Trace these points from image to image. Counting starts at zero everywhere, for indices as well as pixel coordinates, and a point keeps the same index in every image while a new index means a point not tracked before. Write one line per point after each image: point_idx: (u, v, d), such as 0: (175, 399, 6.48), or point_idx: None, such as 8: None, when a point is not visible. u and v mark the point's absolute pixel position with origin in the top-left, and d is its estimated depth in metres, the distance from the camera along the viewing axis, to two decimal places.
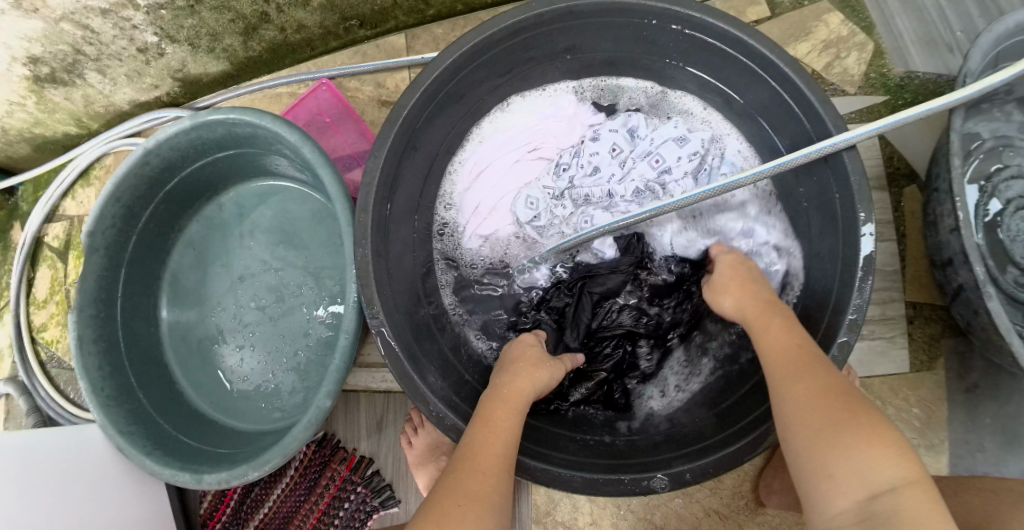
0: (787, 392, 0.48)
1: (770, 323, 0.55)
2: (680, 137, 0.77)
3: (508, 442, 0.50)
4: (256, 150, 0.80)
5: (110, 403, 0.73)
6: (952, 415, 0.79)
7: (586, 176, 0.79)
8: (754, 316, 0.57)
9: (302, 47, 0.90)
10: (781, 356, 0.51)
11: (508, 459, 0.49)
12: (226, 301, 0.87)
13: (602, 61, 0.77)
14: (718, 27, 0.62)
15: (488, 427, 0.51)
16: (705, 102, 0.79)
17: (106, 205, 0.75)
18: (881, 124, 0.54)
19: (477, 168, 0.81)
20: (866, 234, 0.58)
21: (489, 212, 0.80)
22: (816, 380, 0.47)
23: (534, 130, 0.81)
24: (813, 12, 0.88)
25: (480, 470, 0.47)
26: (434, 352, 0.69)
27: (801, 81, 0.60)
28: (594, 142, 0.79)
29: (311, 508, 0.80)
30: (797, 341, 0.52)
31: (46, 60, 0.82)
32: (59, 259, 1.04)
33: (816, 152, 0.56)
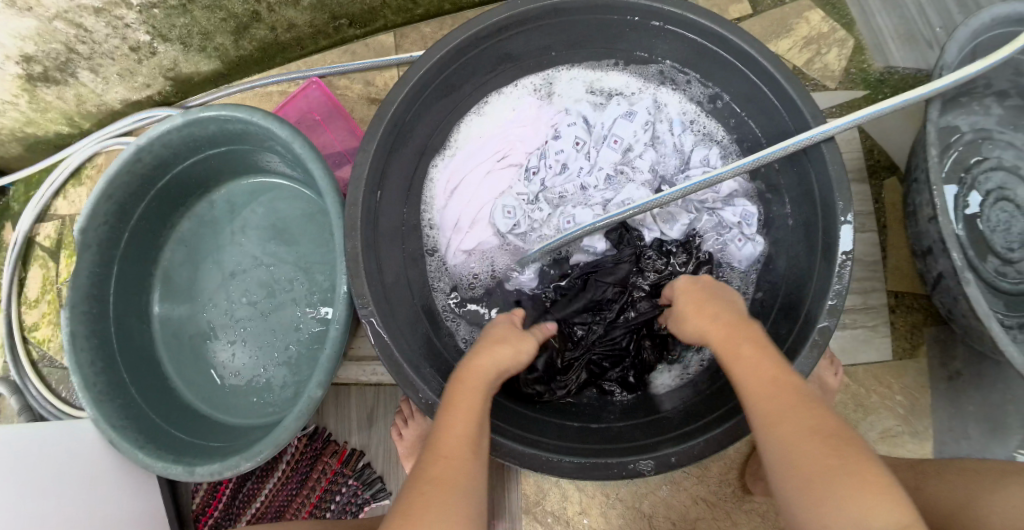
0: (765, 427, 0.44)
1: (742, 350, 0.50)
2: (627, 112, 0.79)
3: (468, 425, 0.49)
4: (248, 146, 0.82)
5: (102, 398, 0.74)
6: (936, 403, 0.80)
7: (557, 176, 0.80)
8: (726, 345, 0.51)
9: (293, 46, 0.91)
10: (767, 387, 0.46)
11: (474, 442, 0.48)
12: (218, 296, 0.87)
13: (553, 54, 0.77)
14: (698, 23, 0.64)
15: (451, 412, 0.50)
16: (641, 77, 0.81)
17: (98, 202, 0.75)
18: (857, 115, 0.54)
19: (451, 184, 0.81)
20: (843, 228, 0.59)
21: (470, 225, 0.80)
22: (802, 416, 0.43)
23: (501, 137, 0.82)
24: (794, 10, 0.90)
25: (444, 455, 0.46)
26: (428, 348, 0.70)
27: (782, 76, 0.61)
28: (557, 140, 0.80)
29: (303, 501, 0.80)
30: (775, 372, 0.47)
31: (39, 58, 0.82)
32: (50, 258, 1.04)
33: (795, 144, 0.56)
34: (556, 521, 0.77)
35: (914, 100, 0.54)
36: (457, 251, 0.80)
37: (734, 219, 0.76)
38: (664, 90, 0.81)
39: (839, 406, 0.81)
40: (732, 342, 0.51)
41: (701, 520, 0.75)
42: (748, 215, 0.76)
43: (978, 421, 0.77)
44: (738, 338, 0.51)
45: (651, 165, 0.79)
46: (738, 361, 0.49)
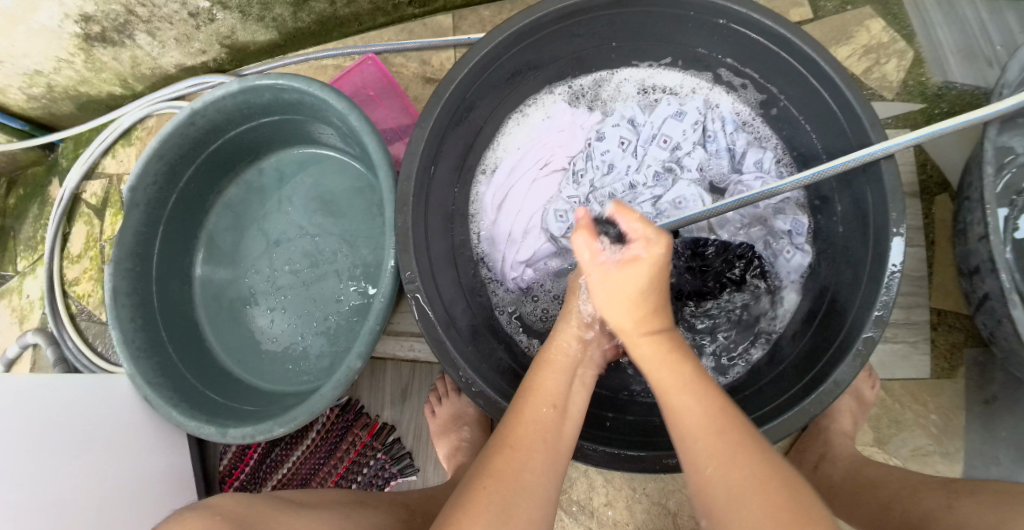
0: (719, 480, 0.43)
1: (684, 381, 0.49)
2: (677, 112, 0.79)
3: (541, 412, 0.49)
4: (301, 117, 0.82)
5: (140, 355, 0.75)
6: (970, 425, 0.79)
7: (604, 175, 0.80)
8: (663, 369, 0.50)
9: (351, 21, 0.92)
10: (710, 436, 0.45)
11: (544, 433, 0.48)
12: (259, 263, 0.89)
13: (593, 55, 0.77)
14: (763, 23, 0.63)
15: (530, 394, 0.51)
16: (688, 77, 0.81)
17: (149, 162, 0.77)
18: (918, 134, 0.53)
19: (498, 198, 0.79)
20: (895, 241, 0.58)
21: (523, 236, 0.79)
22: (753, 466, 0.42)
23: (540, 146, 0.81)
24: (855, 18, 0.89)
25: (510, 443, 0.47)
26: (476, 333, 0.70)
27: (842, 80, 0.61)
28: (601, 141, 0.80)
29: (330, 471, 0.81)
30: (720, 410, 0.46)
31: (99, 18, 0.83)
32: (95, 216, 1.06)
33: (855, 160, 0.55)
34: (580, 511, 0.77)
35: (979, 119, 0.53)
36: (509, 261, 0.78)
37: (784, 229, 0.76)
38: (715, 88, 0.80)
39: (873, 419, 0.81)
40: (663, 361, 0.51)
41: None
42: (799, 225, 0.76)
43: (1011, 448, 0.77)
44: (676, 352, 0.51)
45: (700, 163, 0.80)
46: (671, 399, 0.48)
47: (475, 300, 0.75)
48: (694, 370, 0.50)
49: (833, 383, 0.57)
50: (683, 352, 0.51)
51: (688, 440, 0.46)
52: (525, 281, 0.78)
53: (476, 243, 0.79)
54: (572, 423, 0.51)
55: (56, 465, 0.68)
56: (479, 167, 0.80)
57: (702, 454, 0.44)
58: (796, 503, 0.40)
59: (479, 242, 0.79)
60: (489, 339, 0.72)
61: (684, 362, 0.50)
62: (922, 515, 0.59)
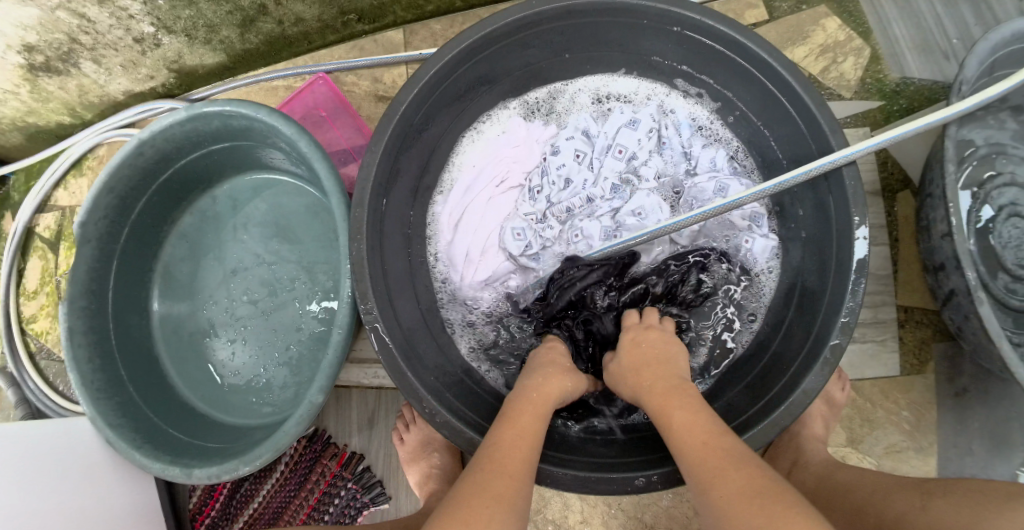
0: (710, 494, 0.41)
1: (674, 412, 0.50)
2: (631, 121, 0.79)
3: (529, 446, 0.50)
4: (252, 142, 0.80)
5: (100, 396, 0.73)
6: (942, 420, 0.79)
7: (561, 191, 0.78)
8: (656, 404, 0.52)
9: (300, 40, 0.90)
10: (697, 453, 0.45)
11: (529, 464, 0.49)
12: (218, 294, 0.86)
13: (548, 66, 0.76)
14: (716, 28, 0.62)
15: (519, 430, 0.51)
16: (642, 84, 0.80)
17: (99, 196, 0.74)
18: (878, 140, 0.53)
19: (455, 217, 0.78)
20: (860, 244, 0.58)
21: (481, 254, 0.77)
22: (739, 473, 0.41)
23: (496, 162, 0.79)
24: (810, 17, 0.89)
25: (506, 470, 0.47)
26: (440, 360, 0.69)
27: (799, 85, 0.60)
28: (557, 154, 0.79)
29: (301, 504, 0.79)
30: (706, 435, 0.46)
31: (41, 48, 0.80)
32: (50, 250, 1.03)
33: (816, 169, 0.56)
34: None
35: (938, 122, 0.54)
36: (465, 284, 0.76)
37: (742, 222, 0.75)
38: (670, 93, 0.79)
39: (845, 419, 0.80)
40: (659, 396, 0.52)
41: None
42: (757, 215, 0.75)
43: (982, 440, 0.77)
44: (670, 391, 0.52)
45: (657, 171, 0.78)
46: (670, 429, 0.49)
47: (434, 323, 0.73)
48: (691, 399, 0.51)
49: (802, 393, 0.56)
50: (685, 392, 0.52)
51: (683, 462, 0.46)
52: (487, 304, 0.77)
53: (435, 269, 0.78)
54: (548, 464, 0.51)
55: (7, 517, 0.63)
56: (435, 188, 0.79)
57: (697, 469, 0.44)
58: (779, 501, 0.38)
59: (438, 266, 0.78)
60: (451, 364, 0.70)
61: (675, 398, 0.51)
62: (896, 518, 0.57)
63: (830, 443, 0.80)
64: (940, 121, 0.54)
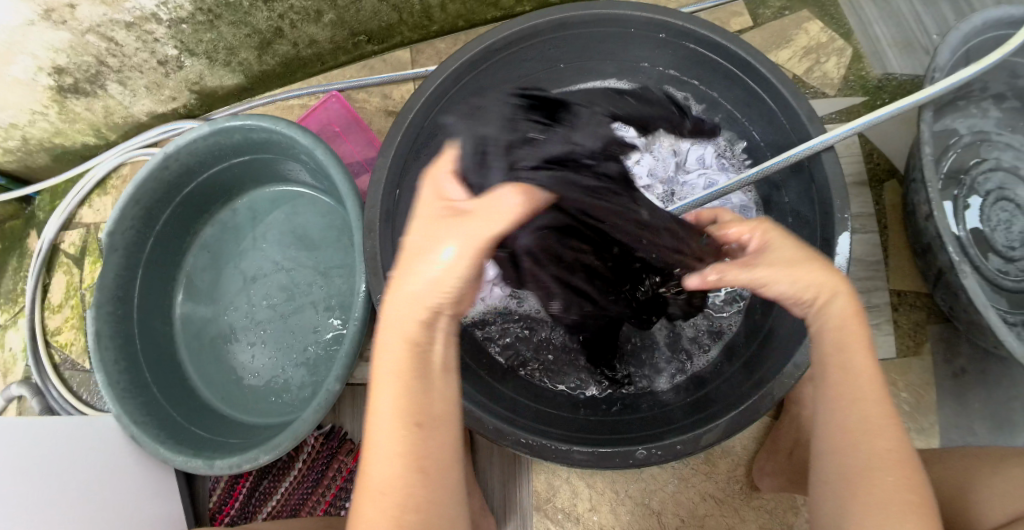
0: (864, 448, 0.44)
1: (858, 344, 0.47)
2: (621, 124, 0.81)
3: (391, 461, 0.40)
4: (271, 155, 0.85)
5: (126, 395, 0.76)
6: (941, 399, 0.81)
7: None
8: (847, 320, 0.47)
9: (313, 61, 0.96)
10: (874, 406, 0.45)
11: (398, 483, 0.40)
12: (239, 300, 0.91)
13: (544, 76, 0.80)
14: (699, 32, 0.67)
15: (371, 420, 0.41)
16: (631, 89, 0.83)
17: (126, 206, 0.79)
18: (852, 126, 0.57)
19: None
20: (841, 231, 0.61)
21: None
22: (894, 443, 0.44)
23: None
24: (793, 22, 0.94)
25: (369, 512, 0.41)
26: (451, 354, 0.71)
27: (788, 91, 0.64)
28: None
29: (319, 500, 0.82)
30: (881, 386, 0.46)
31: (71, 70, 0.85)
32: (75, 265, 1.07)
33: (796, 155, 0.59)
34: (567, 518, 0.78)
35: (907, 106, 0.57)
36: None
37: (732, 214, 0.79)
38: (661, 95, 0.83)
39: None
40: (848, 313, 0.47)
41: (710, 516, 0.77)
42: (747, 208, 0.79)
43: (983, 419, 0.79)
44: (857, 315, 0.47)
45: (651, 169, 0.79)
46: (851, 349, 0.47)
47: None
48: (863, 326, 0.48)
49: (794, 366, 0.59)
50: (863, 324, 0.48)
51: (841, 397, 0.46)
52: None
53: None
54: (442, 430, 0.42)
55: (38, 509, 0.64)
56: None
57: (861, 416, 0.45)
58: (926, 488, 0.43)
59: None
60: None
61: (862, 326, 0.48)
62: None
63: None
64: (911, 106, 0.58)
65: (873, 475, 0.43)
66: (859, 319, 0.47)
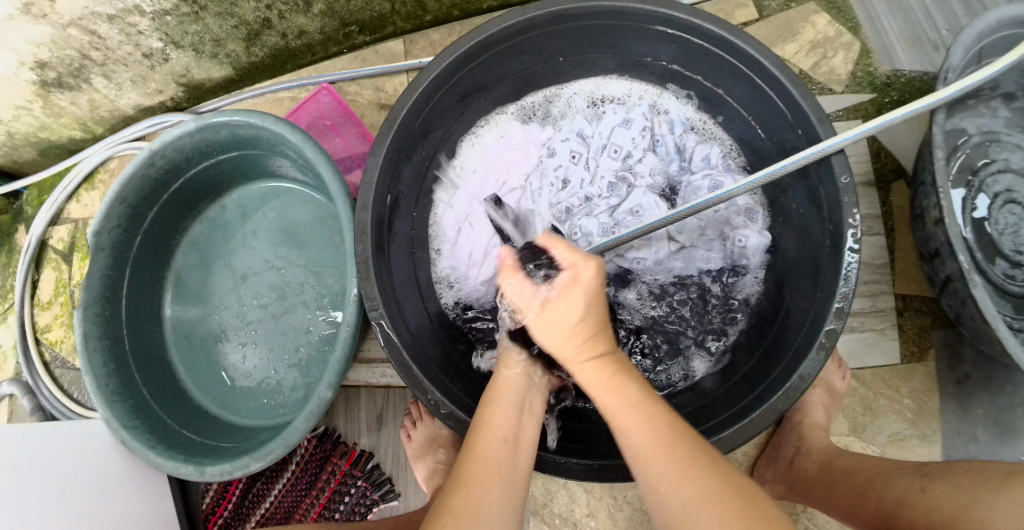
0: (673, 498, 0.42)
1: (627, 393, 0.47)
2: (624, 121, 0.81)
3: (496, 441, 0.47)
4: (259, 150, 0.83)
5: (115, 399, 0.74)
6: (944, 406, 0.80)
7: (560, 191, 0.81)
8: (605, 387, 0.48)
9: (303, 53, 0.93)
10: (662, 457, 0.43)
11: (500, 463, 0.46)
12: (229, 299, 0.89)
13: (542, 71, 0.78)
14: (706, 28, 0.63)
15: (480, 432, 0.48)
16: (631, 86, 0.82)
17: (111, 206, 0.76)
18: (865, 128, 0.54)
19: (459, 221, 0.80)
20: (849, 234, 0.59)
21: (483, 257, 0.78)
22: (694, 479, 0.42)
23: (496, 165, 0.82)
24: (800, 14, 0.90)
25: (465, 481, 0.44)
26: (446, 361, 0.69)
27: (798, 92, 0.61)
28: (553, 157, 0.81)
29: (312, 503, 0.81)
30: (666, 428, 0.44)
31: (53, 65, 0.82)
32: (63, 261, 1.05)
33: (805, 158, 0.56)
34: (564, 524, 0.77)
35: (920, 109, 0.54)
36: (466, 282, 0.78)
37: (737, 218, 0.76)
38: (663, 93, 0.81)
39: (847, 409, 0.81)
40: (607, 381, 0.48)
41: None
42: (752, 212, 0.76)
43: (987, 425, 0.78)
44: (614, 379, 0.48)
45: (651, 168, 0.81)
46: (615, 415, 0.47)
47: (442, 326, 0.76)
48: (631, 380, 0.48)
49: (798, 378, 0.57)
50: (628, 372, 0.49)
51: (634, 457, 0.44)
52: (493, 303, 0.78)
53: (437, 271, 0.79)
54: (527, 452, 0.48)
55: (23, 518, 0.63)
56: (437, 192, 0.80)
57: (656, 475, 0.43)
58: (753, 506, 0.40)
59: (441, 267, 0.79)
60: (457, 359, 0.72)
61: (630, 381, 0.48)
62: (896, 501, 0.60)
63: (833, 432, 0.81)
64: (924, 108, 0.54)
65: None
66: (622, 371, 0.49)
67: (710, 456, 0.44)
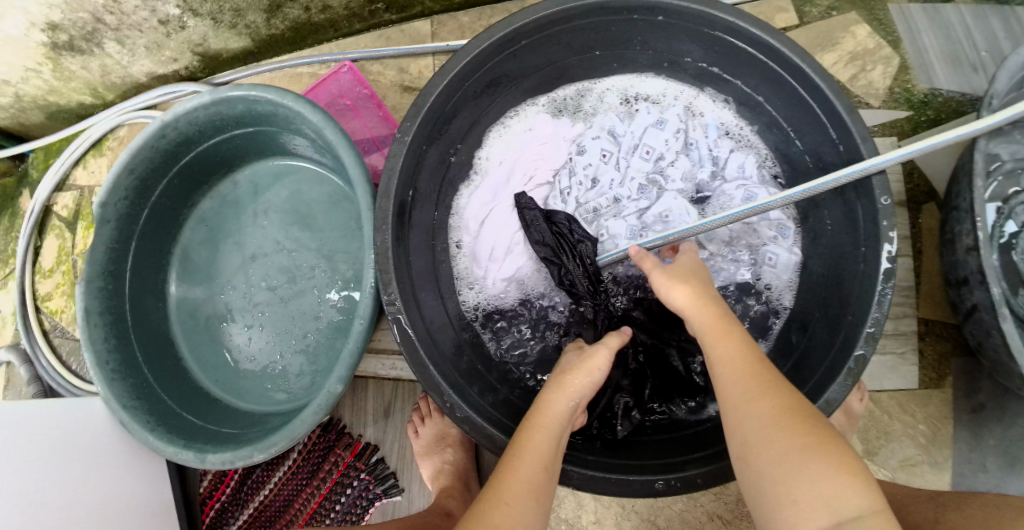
0: (753, 413, 0.44)
1: (728, 332, 0.49)
2: (658, 122, 0.78)
3: (535, 467, 0.47)
4: (274, 127, 0.80)
5: (115, 377, 0.72)
6: (957, 434, 0.78)
7: (588, 191, 0.79)
8: (709, 323, 0.50)
9: (326, 28, 0.90)
10: (747, 377, 0.46)
11: (536, 487, 0.46)
12: (237, 279, 0.87)
13: (576, 64, 0.76)
14: (751, 33, 0.61)
15: (520, 452, 0.48)
16: (667, 83, 0.80)
17: (119, 177, 0.74)
18: (908, 150, 0.52)
19: (482, 215, 0.77)
20: (884, 251, 0.57)
21: (506, 253, 0.76)
22: (774, 396, 0.44)
23: (522, 159, 0.79)
24: (840, 23, 0.88)
25: (502, 499, 0.45)
26: (461, 361, 0.68)
27: (844, 108, 0.59)
28: (584, 155, 0.79)
29: (313, 493, 0.80)
30: (752, 357, 0.47)
31: (66, 27, 0.80)
32: (67, 229, 1.02)
33: (847, 176, 0.54)
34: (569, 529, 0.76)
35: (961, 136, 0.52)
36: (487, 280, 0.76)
37: (768, 233, 0.75)
38: (700, 95, 0.79)
39: (860, 430, 0.80)
40: (710, 317, 0.51)
41: None
42: (783, 228, 0.75)
43: (997, 456, 0.75)
44: (724, 328, 0.50)
45: (684, 173, 0.78)
46: (714, 345, 0.49)
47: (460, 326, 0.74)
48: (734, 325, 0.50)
49: (824, 402, 0.56)
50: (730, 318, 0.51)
51: (720, 377, 0.47)
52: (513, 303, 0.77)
53: (458, 266, 0.77)
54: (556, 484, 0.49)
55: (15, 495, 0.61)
56: (463, 181, 0.79)
57: (737, 395, 0.45)
58: (837, 439, 0.41)
59: (463, 263, 0.77)
60: (471, 357, 0.70)
61: (730, 324, 0.50)
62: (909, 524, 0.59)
63: None
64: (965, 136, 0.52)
65: (768, 455, 0.41)
66: (725, 317, 0.51)
67: (801, 394, 0.45)
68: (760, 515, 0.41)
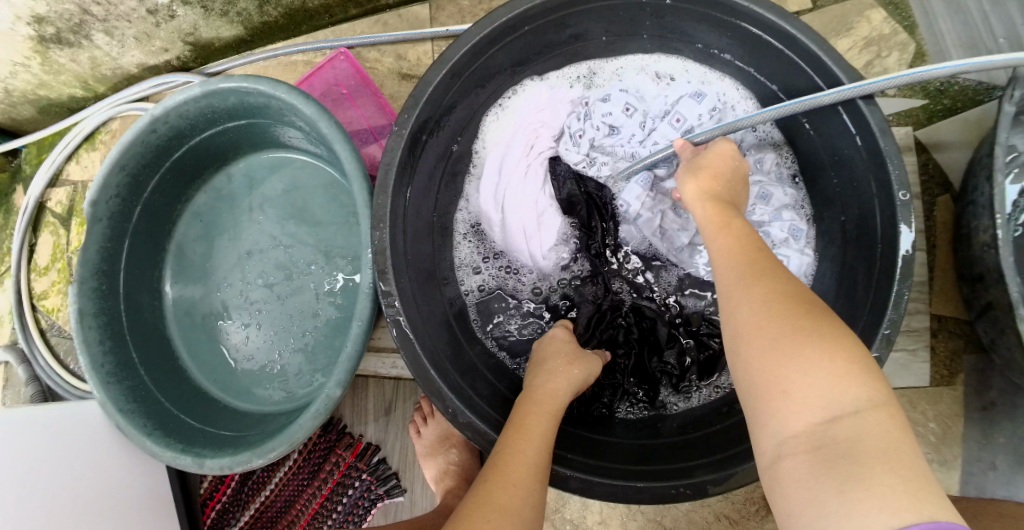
0: (748, 303, 0.43)
1: (732, 223, 0.49)
2: (696, 93, 0.73)
3: (539, 450, 0.47)
4: (267, 120, 0.78)
5: (110, 379, 0.71)
6: (968, 433, 0.77)
7: (606, 137, 0.75)
8: (712, 217, 0.51)
9: (321, 14, 0.87)
10: (740, 261, 0.46)
11: (541, 470, 0.47)
12: (232, 276, 0.85)
13: (586, 47, 0.73)
14: (765, 17, 0.58)
15: (524, 435, 0.49)
16: (685, 60, 0.75)
17: (110, 173, 0.72)
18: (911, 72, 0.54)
19: (497, 175, 0.75)
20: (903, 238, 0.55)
21: (537, 224, 0.74)
22: (774, 283, 0.43)
23: (529, 130, 0.75)
24: (855, 7, 0.85)
25: (510, 480, 0.45)
26: (460, 360, 0.66)
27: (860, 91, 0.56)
28: (605, 103, 0.74)
29: (315, 493, 0.80)
30: (754, 246, 0.47)
31: (52, 19, 0.77)
32: (61, 225, 1.01)
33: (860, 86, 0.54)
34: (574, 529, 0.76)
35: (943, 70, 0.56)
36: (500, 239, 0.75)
37: (781, 234, 0.72)
38: (725, 81, 0.74)
39: None
40: (714, 213, 0.51)
41: None
42: (796, 231, 0.72)
43: (1007, 455, 0.73)
44: (727, 221, 0.50)
45: None
46: (715, 236, 0.49)
47: (457, 318, 0.72)
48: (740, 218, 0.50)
49: None
50: (737, 213, 0.51)
51: (719, 267, 0.47)
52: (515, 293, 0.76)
53: (460, 254, 0.76)
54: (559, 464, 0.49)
55: (16, 499, 0.60)
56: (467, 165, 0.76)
57: (732, 281, 0.45)
58: (833, 327, 0.40)
59: (465, 250, 0.76)
60: (467, 351, 0.69)
61: (735, 217, 0.50)
62: None
63: None
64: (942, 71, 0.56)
65: (762, 347, 0.41)
66: (729, 210, 0.51)
67: (801, 283, 0.44)
68: (755, 413, 0.41)
